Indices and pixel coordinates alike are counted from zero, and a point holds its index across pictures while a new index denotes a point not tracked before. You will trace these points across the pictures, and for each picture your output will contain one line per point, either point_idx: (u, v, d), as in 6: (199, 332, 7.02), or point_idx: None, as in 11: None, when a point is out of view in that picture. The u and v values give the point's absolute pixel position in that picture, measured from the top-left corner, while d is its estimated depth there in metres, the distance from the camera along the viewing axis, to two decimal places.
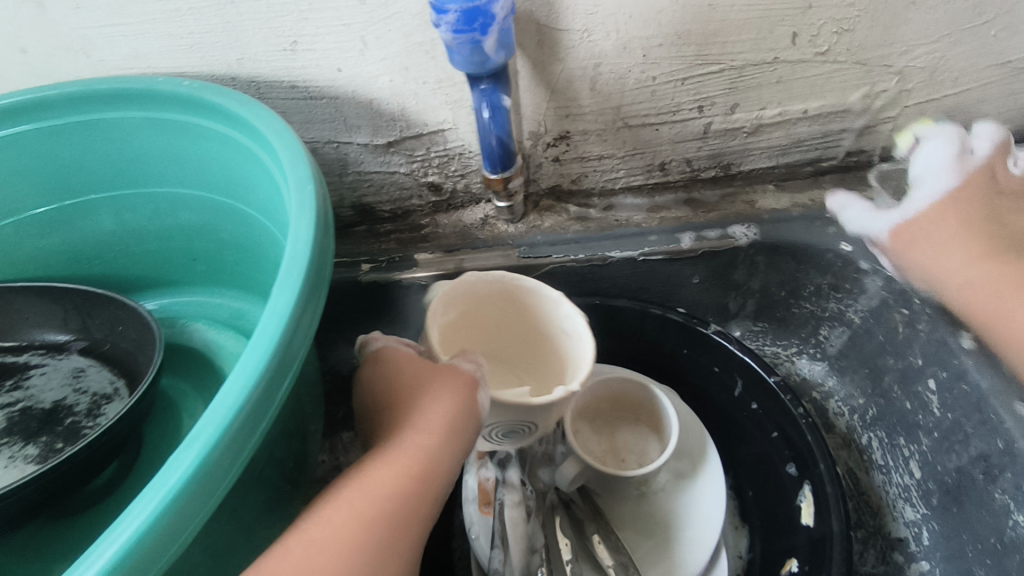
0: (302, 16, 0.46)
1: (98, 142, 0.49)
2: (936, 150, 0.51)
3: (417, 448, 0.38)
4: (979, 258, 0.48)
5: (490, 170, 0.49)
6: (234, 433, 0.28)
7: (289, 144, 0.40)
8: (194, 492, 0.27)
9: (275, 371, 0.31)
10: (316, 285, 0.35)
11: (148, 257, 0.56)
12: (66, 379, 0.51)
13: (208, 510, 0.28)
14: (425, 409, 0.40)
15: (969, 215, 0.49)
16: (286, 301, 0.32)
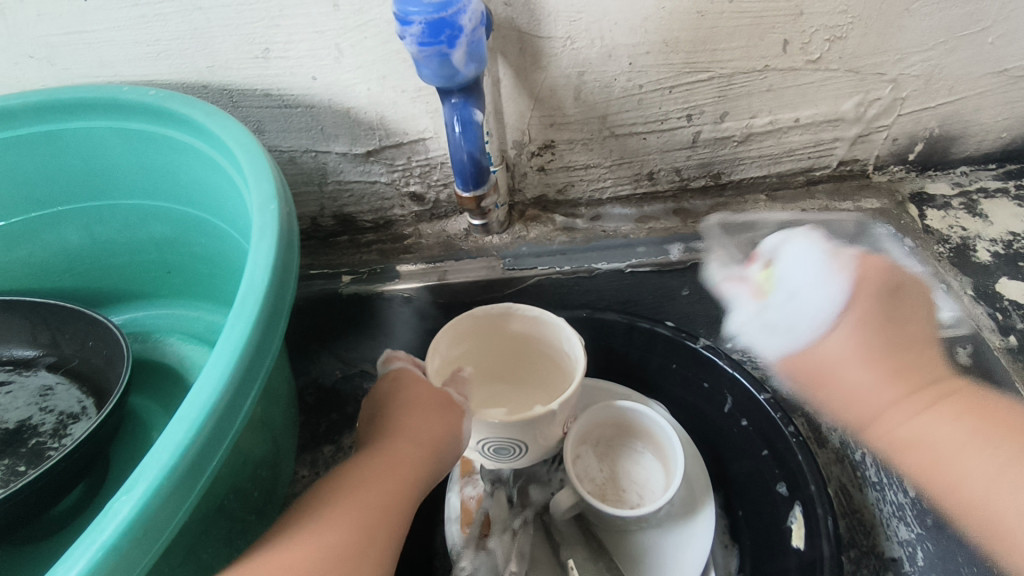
0: (273, 23, 0.44)
1: (64, 153, 0.47)
2: (809, 260, 0.44)
3: (404, 464, 0.39)
4: (888, 383, 0.43)
5: (461, 188, 0.47)
6: (176, 480, 0.27)
7: (256, 158, 0.38)
8: (132, 543, 0.26)
9: (223, 415, 0.29)
10: (277, 315, 0.33)
11: (120, 269, 0.55)
12: (33, 397, 0.49)
13: (147, 559, 0.27)
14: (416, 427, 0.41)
15: (881, 335, 0.42)
16: (240, 336, 0.31)
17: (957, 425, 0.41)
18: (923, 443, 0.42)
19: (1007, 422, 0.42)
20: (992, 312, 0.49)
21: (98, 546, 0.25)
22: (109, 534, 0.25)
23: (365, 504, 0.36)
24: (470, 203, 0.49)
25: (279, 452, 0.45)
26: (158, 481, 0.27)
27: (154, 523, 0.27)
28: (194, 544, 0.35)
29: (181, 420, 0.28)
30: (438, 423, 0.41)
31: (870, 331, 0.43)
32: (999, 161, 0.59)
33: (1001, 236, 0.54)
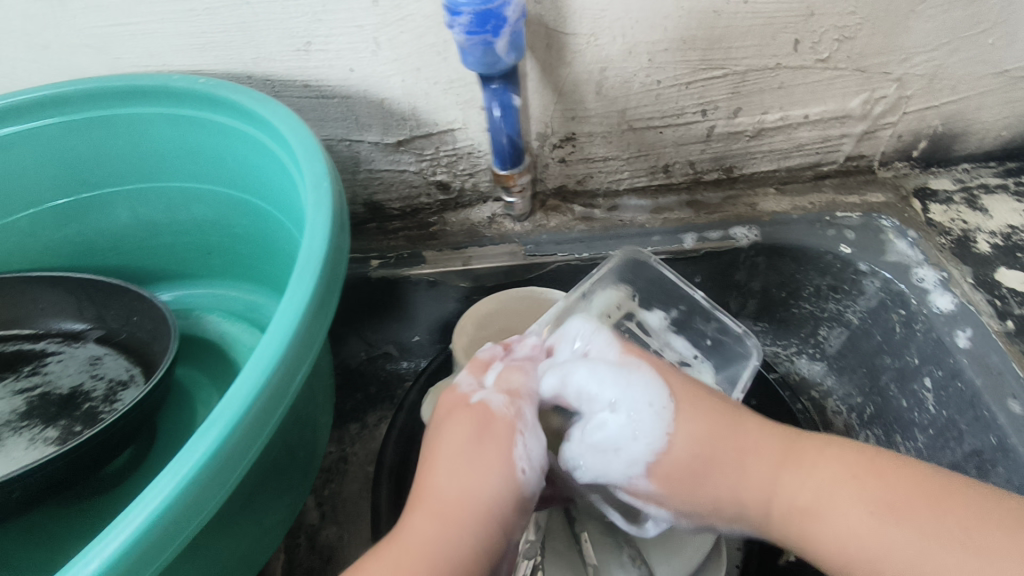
0: (316, 18, 0.47)
1: (115, 137, 0.50)
2: (601, 372, 0.41)
3: (458, 499, 0.37)
4: (785, 470, 0.38)
5: (500, 168, 0.51)
6: (249, 420, 0.30)
7: (306, 141, 0.41)
8: (211, 473, 0.29)
9: (290, 364, 0.32)
10: (334, 280, 0.36)
11: (162, 250, 0.58)
12: (82, 365, 0.52)
13: (224, 490, 0.30)
14: (468, 464, 0.38)
15: (707, 435, 0.40)
16: (303, 297, 0.34)
17: (842, 498, 0.36)
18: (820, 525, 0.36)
19: (926, 496, 0.34)
20: (991, 299, 0.52)
21: (184, 473, 0.28)
22: (192, 464, 0.28)
23: (402, 561, 0.34)
24: (510, 183, 0.52)
25: (322, 421, 0.47)
26: (235, 420, 0.30)
27: (233, 456, 0.30)
28: (255, 489, 0.38)
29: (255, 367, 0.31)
30: (490, 460, 0.38)
31: (699, 432, 0.40)
32: (999, 159, 0.62)
33: (1000, 229, 0.57)
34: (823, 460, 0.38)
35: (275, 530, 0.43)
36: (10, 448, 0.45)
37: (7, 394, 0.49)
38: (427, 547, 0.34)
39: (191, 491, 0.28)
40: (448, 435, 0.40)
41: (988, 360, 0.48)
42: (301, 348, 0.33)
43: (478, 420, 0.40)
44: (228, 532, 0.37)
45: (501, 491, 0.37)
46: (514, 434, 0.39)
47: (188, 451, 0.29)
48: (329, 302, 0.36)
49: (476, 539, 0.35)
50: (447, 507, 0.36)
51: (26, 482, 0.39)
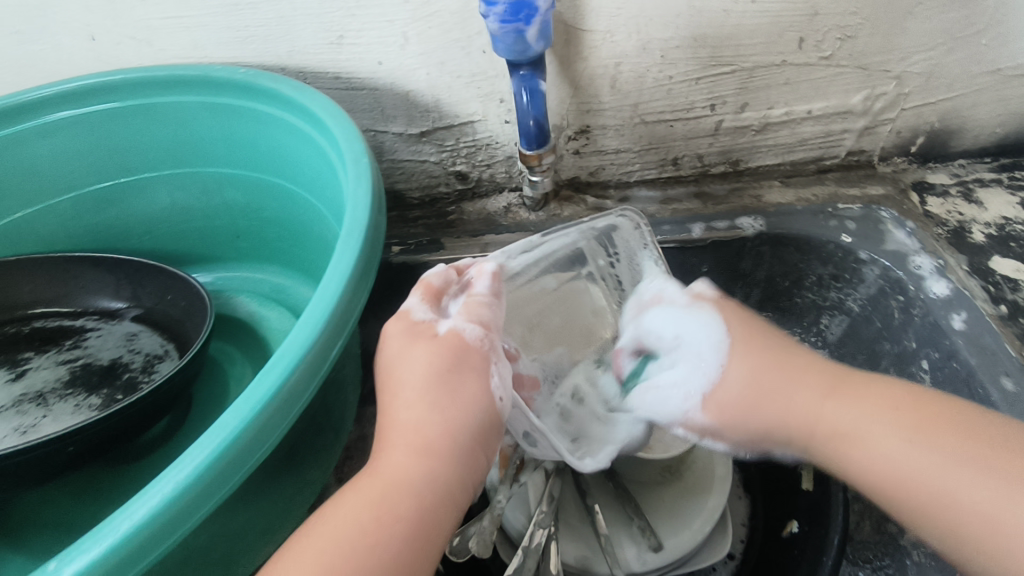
0: (349, 12, 0.50)
1: (156, 125, 0.53)
2: (668, 313, 0.42)
3: (421, 424, 0.37)
4: (819, 393, 0.39)
5: (525, 149, 0.53)
6: (307, 362, 0.32)
7: (343, 125, 0.44)
8: (273, 410, 0.30)
9: (340, 315, 0.34)
10: (375, 244, 0.39)
11: (196, 233, 0.61)
12: (120, 340, 0.55)
13: (284, 428, 0.31)
14: (426, 392, 0.38)
15: (772, 360, 0.40)
16: (351, 256, 0.36)
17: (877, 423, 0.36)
18: (862, 449, 0.36)
19: (994, 442, 0.33)
20: (985, 285, 0.54)
21: (250, 407, 0.30)
22: (257, 400, 0.30)
23: (379, 493, 0.34)
24: (533, 163, 0.55)
25: (349, 389, 0.48)
26: (295, 360, 0.31)
27: (292, 396, 0.31)
28: (296, 444, 0.38)
29: (310, 315, 0.33)
30: (453, 387, 0.38)
31: (757, 358, 0.40)
32: (994, 155, 0.64)
33: (995, 220, 0.59)
34: (860, 390, 0.38)
35: (311, 484, 0.43)
36: (57, 413, 0.49)
37: (50, 365, 0.53)
38: (404, 478, 0.35)
39: (257, 426, 0.30)
40: (413, 370, 0.38)
41: (983, 341, 0.51)
42: (345, 307, 0.35)
43: (447, 352, 0.39)
44: (270, 485, 0.37)
45: (471, 419, 0.37)
46: (486, 364, 0.39)
47: (251, 389, 0.30)
48: (369, 270, 0.38)
49: (449, 468, 0.36)
50: (413, 434, 0.37)
51: (79, 438, 0.41)
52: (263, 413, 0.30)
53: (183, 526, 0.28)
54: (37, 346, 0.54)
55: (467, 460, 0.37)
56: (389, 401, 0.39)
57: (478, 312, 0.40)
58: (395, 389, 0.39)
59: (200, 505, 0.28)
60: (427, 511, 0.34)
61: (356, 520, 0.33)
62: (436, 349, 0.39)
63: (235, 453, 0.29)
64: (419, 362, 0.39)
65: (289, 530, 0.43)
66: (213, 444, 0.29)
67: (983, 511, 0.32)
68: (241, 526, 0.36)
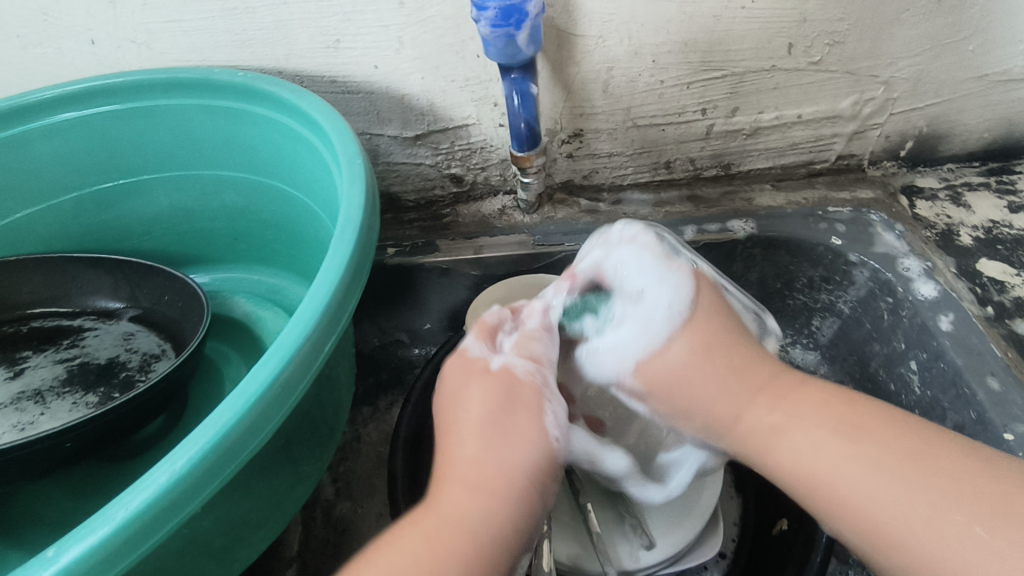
0: (345, 17, 0.50)
1: (155, 127, 0.54)
2: (642, 260, 0.44)
3: (478, 462, 0.38)
4: (768, 394, 0.40)
5: (517, 151, 0.54)
6: (299, 358, 0.32)
7: (339, 127, 0.45)
8: (266, 405, 0.31)
9: (332, 313, 0.35)
10: (368, 243, 0.39)
11: (194, 234, 0.62)
12: (117, 340, 0.56)
13: (276, 422, 0.32)
14: (483, 432, 0.39)
15: (716, 344, 0.41)
16: (345, 253, 0.37)
17: (831, 441, 0.37)
18: (785, 444, 0.38)
19: (917, 459, 0.34)
20: (972, 287, 0.55)
21: (243, 402, 0.30)
22: (252, 392, 0.30)
23: (436, 528, 0.35)
24: (525, 165, 0.56)
25: (344, 386, 0.48)
26: (287, 356, 0.32)
27: (285, 391, 0.32)
28: (289, 439, 0.39)
29: (303, 312, 0.34)
30: (510, 427, 0.39)
31: (701, 336, 0.42)
32: (982, 160, 0.65)
33: (982, 224, 0.60)
34: (811, 401, 0.39)
35: (306, 478, 0.44)
36: (55, 410, 0.49)
37: (48, 363, 0.53)
38: (459, 514, 0.35)
39: (249, 419, 0.30)
40: (472, 409, 0.40)
41: (969, 342, 0.51)
42: (339, 303, 0.35)
43: (504, 390, 0.40)
44: (264, 478, 0.38)
45: (528, 459, 0.38)
46: (540, 400, 0.41)
47: (247, 382, 0.31)
48: (363, 267, 0.38)
49: (507, 506, 0.36)
50: (466, 471, 0.37)
51: (77, 434, 0.42)
52: (258, 405, 0.30)
53: (175, 516, 0.29)
54: (34, 344, 0.55)
55: (526, 500, 0.37)
56: (447, 442, 0.40)
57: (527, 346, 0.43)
58: (454, 430, 0.40)
59: (192, 497, 0.29)
60: (481, 552, 0.34)
61: (412, 554, 0.33)
62: (493, 391, 0.40)
63: (230, 444, 0.29)
64: (476, 400, 0.40)
65: (284, 524, 0.44)
66: (208, 435, 0.29)
67: (906, 526, 0.33)
68: (236, 519, 0.37)
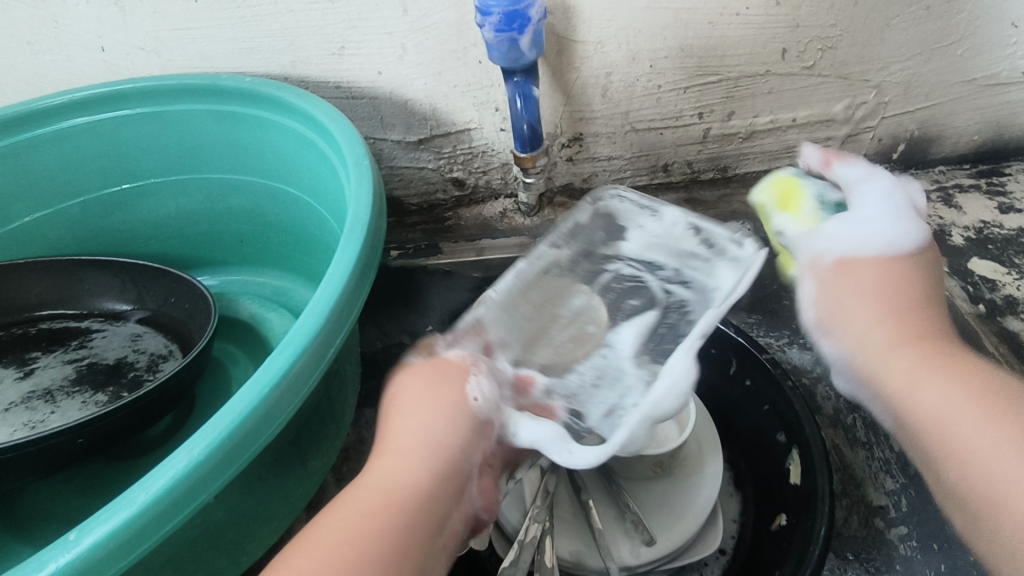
0: (350, 24, 0.52)
1: (165, 132, 0.55)
2: (875, 193, 0.42)
3: (410, 437, 0.38)
4: (910, 350, 0.39)
5: (519, 151, 0.55)
6: (311, 350, 0.33)
7: (345, 129, 0.46)
8: (279, 394, 0.32)
9: (342, 309, 0.36)
10: (377, 241, 0.40)
11: (199, 238, 0.63)
12: (125, 340, 0.56)
13: (289, 412, 0.33)
14: (416, 410, 0.39)
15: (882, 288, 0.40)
16: (354, 250, 0.38)
17: (964, 409, 0.37)
18: (926, 394, 0.38)
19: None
20: (965, 285, 0.56)
21: (258, 390, 0.31)
22: (266, 382, 0.31)
23: (367, 497, 0.35)
24: (527, 165, 0.57)
25: (350, 385, 0.49)
26: (300, 347, 0.33)
27: (297, 381, 0.33)
28: (298, 433, 0.40)
29: (315, 306, 0.35)
30: (440, 402, 0.40)
31: (891, 274, 0.41)
32: (973, 162, 0.67)
33: (973, 224, 0.62)
34: (949, 366, 0.38)
35: (314, 473, 0.45)
36: (65, 409, 0.50)
37: (57, 364, 0.54)
38: (394, 485, 0.35)
39: (263, 408, 0.31)
40: (406, 389, 0.41)
41: (962, 339, 0.53)
42: (348, 299, 0.36)
43: (435, 373, 0.41)
44: (274, 471, 0.38)
45: (460, 428, 0.38)
46: (467, 375, 0.41)
47: (260, 373, 0.32)
48: (372, 265, 0.39)
49: (440, 477, 0.36)
50: (399, 449, 0.38)
51: (88, 430, 0.43)
52: (272, 395, 0.31)
53: (193, 501, 0.29)
54: (43, 345, 0.56)
55: (456, 469, 0.37)
56: (388, 425, 0.41)
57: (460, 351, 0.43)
58: (394, 412, 0.40)
59: (209, 482, 0.30)
60: (410, 519, 0.34)
61: (349, 526, 0.33)
62: (427, 373, 0.41)
63: (244, 432, 0.30)
64: (415, 380, 0.41)
65: (291, 519, 0.44)
66: (224, 424, 0.30)
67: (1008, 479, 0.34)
68: (247, 510, 0.38)
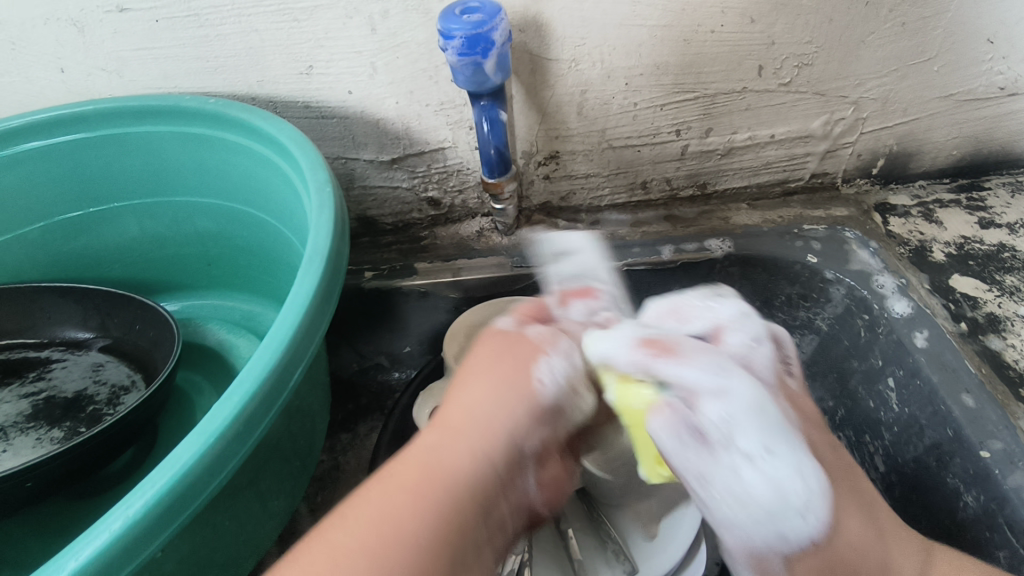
0: (318, 44, 0.50)
1: (127, 154, 0.53)
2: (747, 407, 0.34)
3: (483, 413, 0.34)
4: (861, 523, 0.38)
5: (489, 176, 0.54)
6: (263, 393, 0.31)
7: (309, 152, 0.44)
8: (227, 442, 0.30)
9: (298, 345, 0.34)
10: (338, 269, 0.38)
11: (165, 261, 0.61)
12: (86, 371, 0.55)
13: (239, 460, 0.31)
14: (500, 389, 0.35)
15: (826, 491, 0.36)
16: (312, 282, 0.36)
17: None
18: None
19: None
20: (946, 303, 0.56)
21: (202, 440, 0.29)
22: (212, 431, 0.30)
23: (422, 477, 0.31)
24: (496, 191, 0.56)
25: (318, 417, 0.47)
26: (249, 393, 0.31)
27: (247, 428, 0.31)
28: (256, 475, 0.38)
29: (268, 345, 0.33)
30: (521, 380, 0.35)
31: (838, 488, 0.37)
32: (953, 176, 0.66)
33: (954, 239, 0.61)
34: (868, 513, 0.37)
35: (278, 511, 0.43)
36: (18, 447, 0.48)
37: (13, 398, 0.52)
38: (458, 467, 0.32)
39: (209, 459, 0.29)
40: (478, 359, 0.37)
41: (943, 358, 0.52)
42: (305, 336, 0.35)
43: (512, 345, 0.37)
44: (231, 514, 0.37)
45: (525, 417, 0.34)
46: (538, 355, 0.36)
47: (207, 420, 0.30)
48: (333, 296, 0.38)
49: (498, 463, 0.33)
50: (471, 423, 0.34)
51: (37, 473, 0.41)
52: (218, 444, 0.30)
53: (129, 563, 0.28)
54: (0, 378, 0.54)
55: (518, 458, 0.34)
56: (451, 392, 0.36)
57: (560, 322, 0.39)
58: (461, 383, 0.36)
59: (147, 543, 0.28)
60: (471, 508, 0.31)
61: (396, 496, 0.30)
62: (515, 349, 0.37)
63: (187, 485, 0.28)
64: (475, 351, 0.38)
65: (253, 562, 0.42)
66: (165, 477, 0.28)
67: None
68: (201, 560, 0.36)
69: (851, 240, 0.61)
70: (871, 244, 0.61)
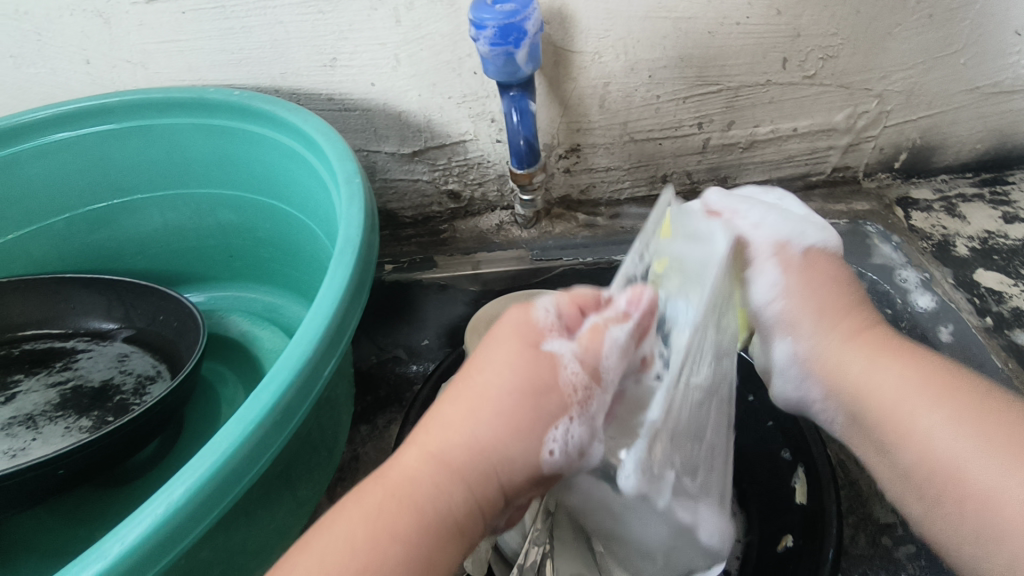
0: (342, 36, 0.50)
1: (152, 146, 0.54)
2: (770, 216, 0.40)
3: (471, 447, 0.34)
4: (850, 341, 0.38)
5: (516, 168, 0.54)
6: (299, 383, 0.32)
7: (336, 144, 0.45)
8: (265, 431, 0.30)
9: (332, 335, 0.34)
10: (369, 261, 0.38)
11: (187, 254, 0.62)
12: (111, 361, 0.55)
13: (276, 449, 0.31)
14: (494, 428, 0.34)
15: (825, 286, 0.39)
16: (344, 273, 0.36)
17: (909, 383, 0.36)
18: (912, 429, 0.35)
19: (950, 388, 0.35)
20: (971, 298, 0.55)
21: (241, 429, 0.30)
22: (251, 419, 0.30)
23: (389, 501, 0.32)
24: (525, 181, 0.56)
25: (344, 407, 0.48)
26: (286, 382, 0.31)
27: (283, 418, 0.31)
28: (288, 464, 0.38)
29: (303, 335, 0.33)
30: (522, 426, 0.34)
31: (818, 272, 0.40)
32: (976, 170, 0.66)
33: (978, 234, 0.61)
34: (874, 347, 0.38)
35: (307, 500, 0.43)
36: (47, 436, 0.49)
37: (40, 388, 0.52)
38: (431, 504, 0.32)
39: (246, 447, 0.30)
40: (488, 376, 0.35)
41: (970, 352, 0.52)
42: (339, 325, 0.35)
43: (535, 374, 0.34)
44: (264, 502, 0.37)
45: (511, 462, 0.34)
46: (561, 415, 0.34)
47: (245, 409, 0.30)
48: (363, 287, 0.38)
49: (476, 502, 0.33)
50: (453, 455, 0.34)
51: (68, 461, 0.41)
52: (257, 433, 0.30)
53: (172, 549, 0.28)
54: (26, 367, 0.54)
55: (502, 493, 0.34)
56: (448, 404, 0.35)
57: (601, 347, 0.34)
58: (464, 395, 0.35)
59: (188, 530, 0.28)
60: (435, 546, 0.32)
61: (365, 525, 0.32)
62: (528, 378, 0.34)
63: (226, 473, 0.29)
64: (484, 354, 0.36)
65: (283, 550, 0.43)
66: (206, 464, 0.29)
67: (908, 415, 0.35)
68: (235, 547, 0.36)
69: (873, 233, 0.61)
70: (893, 237, 0.60)
